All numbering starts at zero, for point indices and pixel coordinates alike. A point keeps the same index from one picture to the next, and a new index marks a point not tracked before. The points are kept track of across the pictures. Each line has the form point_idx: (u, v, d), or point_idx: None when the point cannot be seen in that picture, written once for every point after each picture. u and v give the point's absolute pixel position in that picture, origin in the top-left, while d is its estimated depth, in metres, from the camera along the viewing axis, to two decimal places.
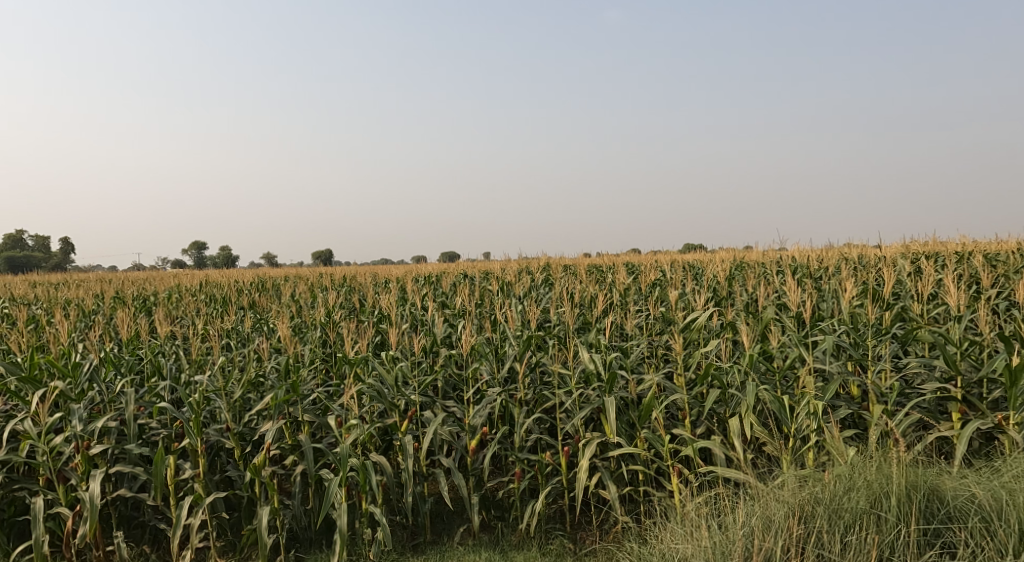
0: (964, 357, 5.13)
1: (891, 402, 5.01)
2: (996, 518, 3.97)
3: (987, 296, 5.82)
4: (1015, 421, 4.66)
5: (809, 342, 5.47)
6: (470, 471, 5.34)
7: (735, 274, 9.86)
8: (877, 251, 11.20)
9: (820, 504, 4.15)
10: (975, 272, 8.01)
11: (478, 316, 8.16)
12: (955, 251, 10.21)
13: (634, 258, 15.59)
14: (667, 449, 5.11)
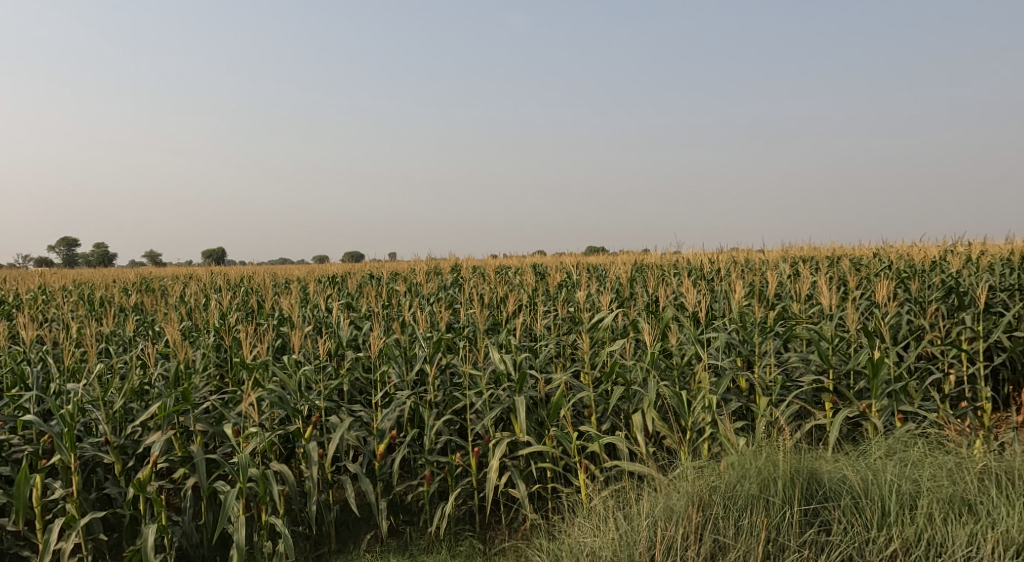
0: (836, 352, 5.63)
1: (775, 394, 5.41)
2: (864, 496, 4.38)
3: (855, 292, 6.40)
4: (876, 408, 5.17)
5: (703, 340, 5.81)
6: (379, 475, 5.34)
7: (636, 275, 10.30)
8: (760, 254, 12.01)
9: (716, 492, 4.45)
10: (844, 273, 8.76)
11: (384, 318, 8.14)
12: (828, 255, 11.11)
13: (539, 259, 15.98)
14: (576, 446, 5.29)
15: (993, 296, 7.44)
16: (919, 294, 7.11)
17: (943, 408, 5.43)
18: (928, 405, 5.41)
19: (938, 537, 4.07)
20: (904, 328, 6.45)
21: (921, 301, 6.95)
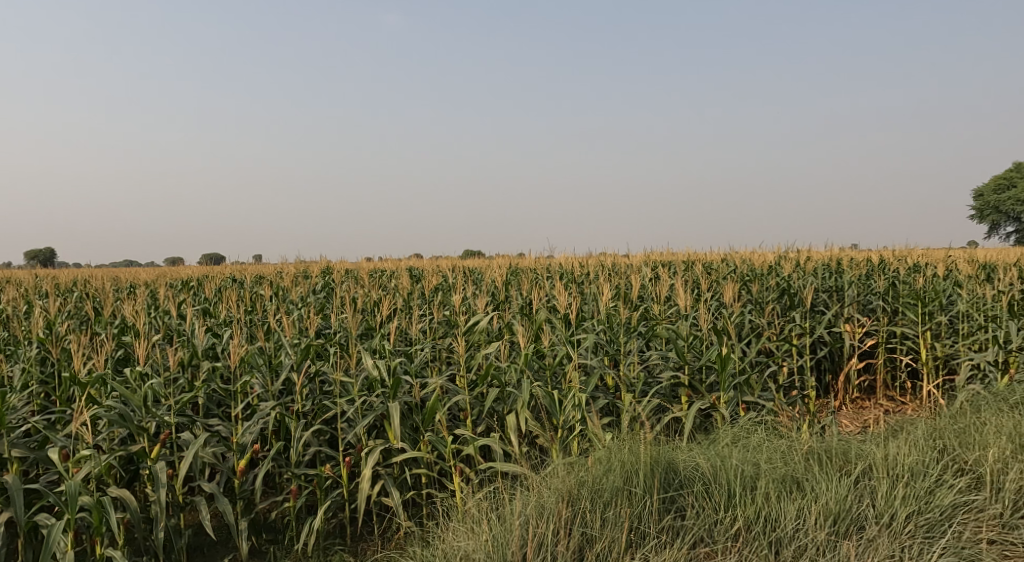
0: (691, 349, 6.11)
1: (638, 390, 5.76)
2: (712, 481, 4.77)
3: (707, 294, 6.97)
4: (724, 400, 5.67)
5: (574, 341, 6.08)
6: (239, 494, 5.14)
7: (510, 278, 10.55)
8: (626, 257, 12.68)
9: (584, 487, 4.67)
10: (699, 276, 9.44)
11: (245, 324, 7.83)
12: (687, 259, 11.93)
13: (415, 262, 15.94)
14: (451, 450, 5.37)
15: (820, 296, 8.39)
16: (760, 295, 7.86)
17: (779, 398, 6.06)
18: (767, 395, 6.01)
19: (772, 513, 4.49)
20: (748, 326, 7.10)
21: (761, 301, 7.70)
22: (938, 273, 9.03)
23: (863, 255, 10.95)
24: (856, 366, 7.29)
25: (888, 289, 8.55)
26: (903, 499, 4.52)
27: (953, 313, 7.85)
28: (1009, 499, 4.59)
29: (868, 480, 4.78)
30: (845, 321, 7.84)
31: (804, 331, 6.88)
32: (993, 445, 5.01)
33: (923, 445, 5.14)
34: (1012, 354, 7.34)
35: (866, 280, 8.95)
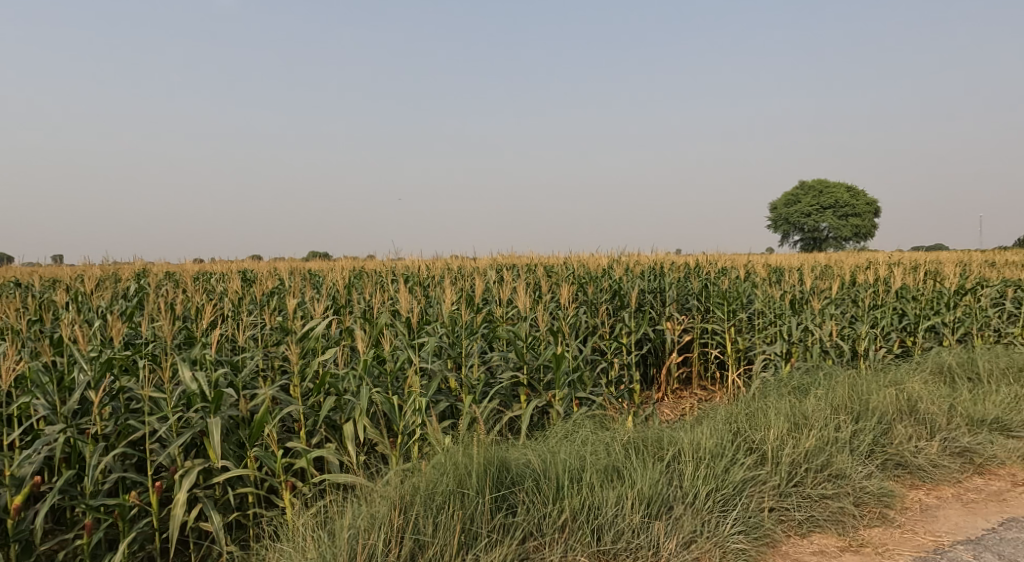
0: (529, 349, 6.39)
1: (478, 392, 5.90)
2: (542, 476, 5.00)
3: (545, 296, 7.30)
4: (559, 396, 6.02)
5: (415, 346, 6.09)
6: (17, 534, 4.59)
7: (354, 282, 10.36)
8: (473, 261, 12.91)
9: (417, 493, 4.70)
10: (539, 280, 9.84)
11: (33, 336, 7.00)
12: (529, 262, 12.36)
13: (252, 263, 15.17)
14: (281, 465, 5.19)
15: (645, 297, 9.06)
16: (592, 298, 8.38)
17: (607, 393, 6.53)
18: (598, 390, 6.50)
19: (595, 502, 4.78)
20: (580, 325, 7.53)
21: (594, 301, 8.19)
22: (746, 277, 10.11)
23: (686, 259, 11.96)
24: (674, 361, 8.03)
25: (701, 290, 9.46)
26: (703, 479, 5.05)
27: (753, 311, 8.86)
28: (785, 471, 5.33)
29: (676, 465, 5.27)
30: (666, 320, 8.55)
31: (630, 329, 7.45)
32: (773, 425, 5.78)
33: (720, 428, 5.76)
34: (796, 345, 8.49)
35: (682, 282, 9.83)
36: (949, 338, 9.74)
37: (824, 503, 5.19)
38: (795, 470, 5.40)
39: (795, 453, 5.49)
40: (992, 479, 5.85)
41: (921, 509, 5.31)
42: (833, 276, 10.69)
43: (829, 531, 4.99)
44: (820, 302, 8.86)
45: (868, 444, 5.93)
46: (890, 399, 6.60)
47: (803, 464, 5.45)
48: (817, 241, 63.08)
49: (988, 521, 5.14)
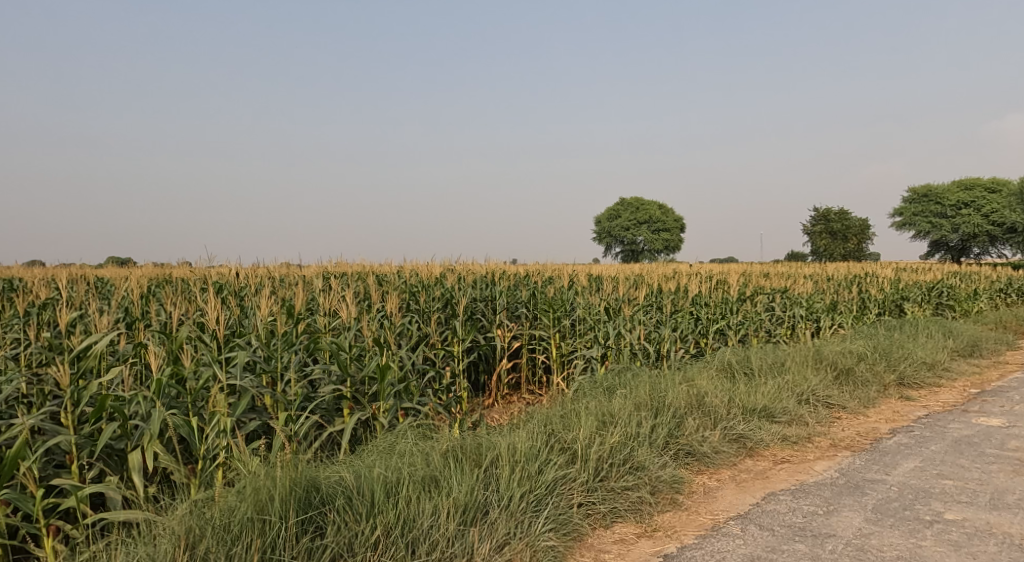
0: (353, 360, 6.58)
1: (294, 409, 5.83)
2: (354, 492, 4.67)
3: (374, 306, 7.49)
4: (383, 408, 6.40)
5: (224, 361, 5.68)
6: None
7: (156, 294, 9.71)
8: (295, 270, 12.62)
9: (207, 526, 4.18)
10: (363, 290, 9.85)
11: None
12: (356, 272, 12.35)
13: (36, 273, 13.61)
14: (39, 507, 4.42)
15: (476, 307, 9.49)
16: (424, 308, 8.80)
17: (432, 402, 6.99)
18: (423, 401, 6.96)
19: (411, 514, 4.57)
20: (408, 335, 7.88)
21: (426, 311, 8.63)
22: (566, 286, 10.87)
23: (512, 269, 12.61)
24: (504, 366, 8.71)
25: (529, 298, 10.03)
26: (518, 482, 5.08)
27: (575, 317, 9.62)
28: (592, 468, 5.58)
29: (494, 469, 5.29)
30: (496, 327, 9.16)
31: (461, 338, 7.98)
32: (584, 426, 6.06)
33: (537, 432, 5.93)
34: (610, 349, 9.39)
35: (512, 290, 10.42)
36: (733, 339, 11.33)
37: (626, 495, 5.50)
38: (602, 466, 5.67)
39: (602, 450, 5.76)
40: (761, 460, 6.71)
41: (704, 491, 5.88)
42: (642, 283, 11.81)
43: (629, 520, 5.31)
44: (630, 309, 9.90)
45: (664, 437, 6.51)
46: (683, 395, 7.45)
47: (609, 460, 5.74)
48: (634, 253, 68.20)
49: (755, 497, 5.76)
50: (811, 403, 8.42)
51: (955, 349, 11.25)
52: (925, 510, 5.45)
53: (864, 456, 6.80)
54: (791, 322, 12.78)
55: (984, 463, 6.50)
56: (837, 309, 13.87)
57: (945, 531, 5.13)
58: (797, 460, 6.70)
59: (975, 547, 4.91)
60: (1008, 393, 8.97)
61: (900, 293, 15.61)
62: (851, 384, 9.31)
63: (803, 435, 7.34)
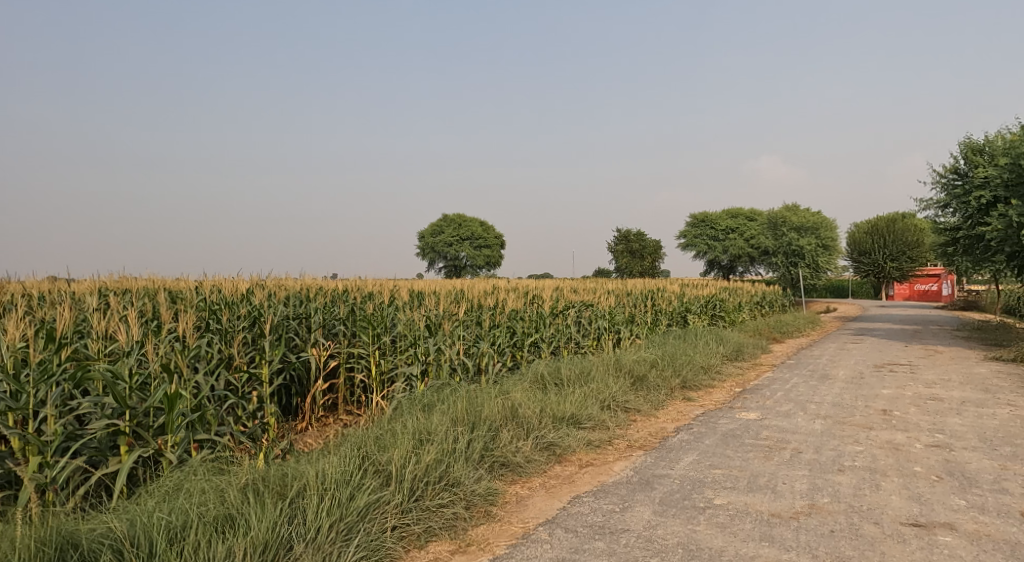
0: (134, 391, 6.12)
1: (49, 454, 5.44)
2: (126, 544, 4.46)
3: (164, 327, 7.00)
4: (171, 443, 6.12)
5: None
6: None
7: None
8: (72, 286, 11.41)
9: None
10: (152, 308, 9.14)
11: None
12: (146, 286, 11.42)
13: None
14: None
15: (289, 324, 9.08)
16: (227, 327, 8.36)
17: (232, 431, 6.82)
18: (221, 430, 6.74)
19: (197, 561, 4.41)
20: (204, 358, 7.47)
21: (230, 330, 8.28)
22: (384, 299, 10.84)
23: (326, 283, 12.33)
24: (320, 388, 8.70)
25: (347, 315, 9.91)
26: (327, 510, 5.08)
27: (394, 334, 9.57)
28: (407, 489, 5.70)
29: (301, 500, 5.26)
30: (313, 347, 8.88)
31: (268, 359, 7.81)
32: (399, 446, 6.16)
33: (349, 456, 5.95)
34: (429, 365, 9.64)
35: (330, 306, 10.11)
36: (546, 352, 12.05)
37: (440, 513, 5.70)
38: (416, 486, 5.82)
39: (416, 470, 5.90)
40: (568, 465, 7.30)
41: (517, 501, 6.28)
42: (463, 298, 12.23)
43: (443, 537, 5.51)
44: (450, 324, 10.17)
45: (479, 450, 6.78)
46: (497, 409, 7.69)
47: (422, 478, 5.89)
48: (456, 269, 69.33)
49: (562, 502, 6.24)
50: (612, 408, 9.34)
51: (725, 354, 13.04)
52: (700, 498, 6.25)
53: (653, 454, 7.70)
54: (597, 333, 13.89)
55: (743, 452, 7.63)
56: (634, 321, 15.32)
57: (715, 514, 5.87)
58: (599, 462, 7.41)
59: (737, 525, 5.66)
60: (763, 390, 10.56)
61: (683, 306, 17.65)
62: (645, 389, 10.44)
63: (605, 439, 8.16)
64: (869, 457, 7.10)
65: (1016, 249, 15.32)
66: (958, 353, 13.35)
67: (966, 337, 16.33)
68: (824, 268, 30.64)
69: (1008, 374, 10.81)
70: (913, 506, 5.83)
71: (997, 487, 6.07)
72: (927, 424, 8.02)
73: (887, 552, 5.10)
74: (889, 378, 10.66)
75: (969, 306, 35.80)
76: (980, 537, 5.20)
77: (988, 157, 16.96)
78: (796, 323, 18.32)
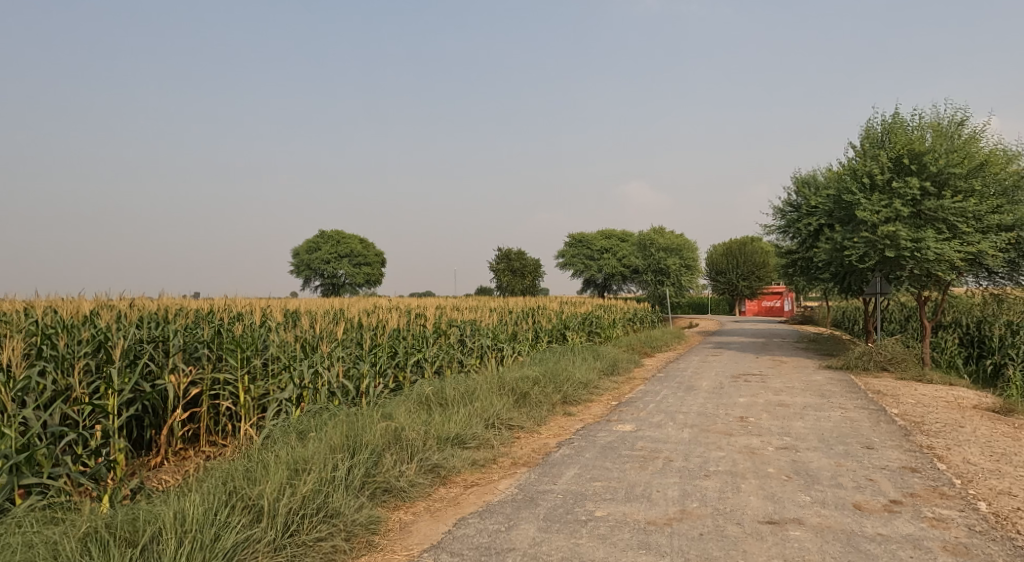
0: None
1: None
2: None
3: None
4: None
5: None
6: None
7: None
8: None
9: None
10: None
11: None
12: None
13: None
14: None
15: (141, 349, 8.33)
16: (64, 353, 7.39)
17: (68, 472, 6.34)
18: (54, 472, 6.26)
19: None
20: (35, 391, 6.85)
21: (70, 356, 7.34)
22: (253, 320, 10.37)
23: (189, 303, 11.68)
24: (179, 418, 8.09)
25: (212, 337, 9.19)
26: (187, 555, 4.90)
27: (267, 356, 9.18)
28: (280, 524, 5.58)
29: (155, 545, 5.03)
30: (169, 373, 8.29)
31: (116, 388, 7.15)
32: (271, 478, 6.00)
33: (213, 494, 5.73)
34: (306, 389, 9.34)
35: (192, 328, 9.41)
36: (429, 371, 12.00)
37: (318, 546, 5.61)
38: (291, 520, 5.71)
39: (290, 503, 5.79)
40: (453, 487, 7.39)
41: (400, 528, 6.28)
42: (342, 317, 12.01)
43: None
44: (328, 345, 9.97)
45: (361, 477, 6.73)
46: (380, 433, 7.64)
47: (298, 511, 5.79)
48: (335, 287, 67.60)
49: (446, 525, 6.33)
50: (497, 426, 9.55)
51: (602, 369, 13.66)
52: (582, 511, 6.55)
53: (536, 470, 7.96)
54: (481, 351, 14.04)
55: (620, 463, 8.06)
56: (517, 339, 15.63)
57: (596, 526, 6.19)
58: (484, 482, 7.56)
59: (616, 535, 6.00)
60: (637, 403, 11.17)
61: (563, 323, 18.27)
62: (528, 406, 10.73)
63: (489, 457, 8.33)
64: (730, 461, 7.72)
65: (841, 268, 17.17)
66: (799, 362, 14.76)
67: (807, 348, 18.05)
68: (687, 286, 32.84)
69: (840, 380, 12.09)
70: (768, 505, 6.43)
71: (835, 482, 6.80)
72: (777, 428, 8.83)
73: (747, 549, 5.60)
74: (744, 386, 11.62)
75: (805, 320, 39.68)
76: (823, 529, 5.82)
77: (814, 188, 18.99)
78: (663, 338, 19.49)
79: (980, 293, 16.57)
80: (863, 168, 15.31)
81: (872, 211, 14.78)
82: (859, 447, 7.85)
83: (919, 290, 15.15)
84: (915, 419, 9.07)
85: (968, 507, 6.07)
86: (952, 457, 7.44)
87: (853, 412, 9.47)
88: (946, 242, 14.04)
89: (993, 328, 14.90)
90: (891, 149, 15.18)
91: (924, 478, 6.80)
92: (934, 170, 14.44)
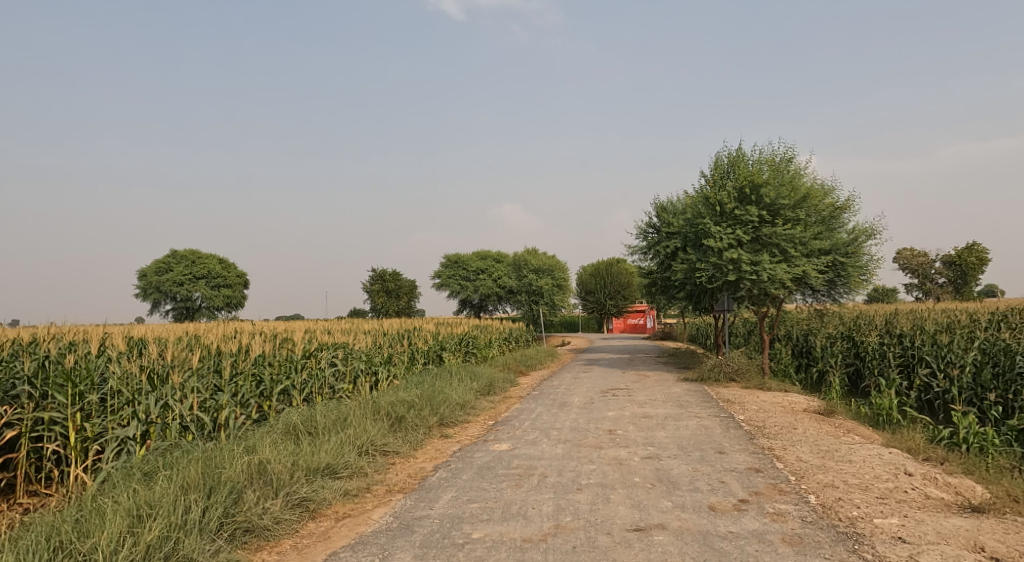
0: None
1: None
2: None
3: None
4: None
5: None
6: None
7: None
8: None
9: None
10: None
11: None
12: None
13: None
14: None
15: None
16: None
17: None
18: None
19: None
20: None
21: None
22: (88, 351, 9.52)
23: (10, 333, 10.56)
24: None
25: (36, 372, 8.34)
26: None
27: (105, 392, 8.45)
28: None
29: None
30: None
31: None
32: (107, 529, 5.53)
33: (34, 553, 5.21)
34: (152, 424, 8.68)
35: (11, 363, 8.47)
36: (297, 399, 11.54)
37: None
38: None
39: (130, 555, 5.37)
40: (323, 520, 7.14)
41: None
42: (197, 344, 11.29)
43: None
44: (179, 376, 9.35)
45: (218, 518, 6.35)
46: (240, 468, 7.24)
47: None
48: (191, 312, 63.66)
49: None
50: (370, 453, 9.34)
51: (478, 390, 13.72)
52: (459, 535, 6.53)
53: (413, 496, 7.86)
54: (354, 375, 13.68)
55: (496, 482, 8.12)
56: (391, 362, 15.38)
57: (474, 549, 6.19)
58: (357, 513, 7.36)
59: (494, 556, 6.03)
60: (512, 421, 11.32)
61: (439, 344, 18.21)
62: (403, 431, 10.57)
63: (363, 486, 8.12)
64: (600, 474, 7.99)
65: (694, 287, 18.33)
66: (661, 376, 15.57)
67: (668, 362, 19.08)
68: (559, 305, 33.74)
69: (695, 391, 12.87)
70: (635, 513, 6.71)
71: (692, 487, 7.21)
72: (642, 438, 9.26)
73: (616, 557, 5.81)
74: (612, 401, 12.08)
75: (666, 336, 41.99)
76: (683, 531, 6.16)
77: (672, 212, 20.21)
78: (538, 356, 19.91)
79: (807, 308, 18.27)
80: (713, 196, 16.51)
81: (719, 236, 15.95)
82: (712, 452, 8.39)
83: (758, 307, 16.49)
84: (759, 424, 9.83)
85: (801, 500, 6.64)
86: (788, 456, 8.13)
87: (707, 420, 10.11)
88: (780, 264, 15.36)
89: (817, 339, 16.47)
90: (736, 181, 16.46)
91: (766, 477, 7.37)
92: (769, 201, 15.77)
